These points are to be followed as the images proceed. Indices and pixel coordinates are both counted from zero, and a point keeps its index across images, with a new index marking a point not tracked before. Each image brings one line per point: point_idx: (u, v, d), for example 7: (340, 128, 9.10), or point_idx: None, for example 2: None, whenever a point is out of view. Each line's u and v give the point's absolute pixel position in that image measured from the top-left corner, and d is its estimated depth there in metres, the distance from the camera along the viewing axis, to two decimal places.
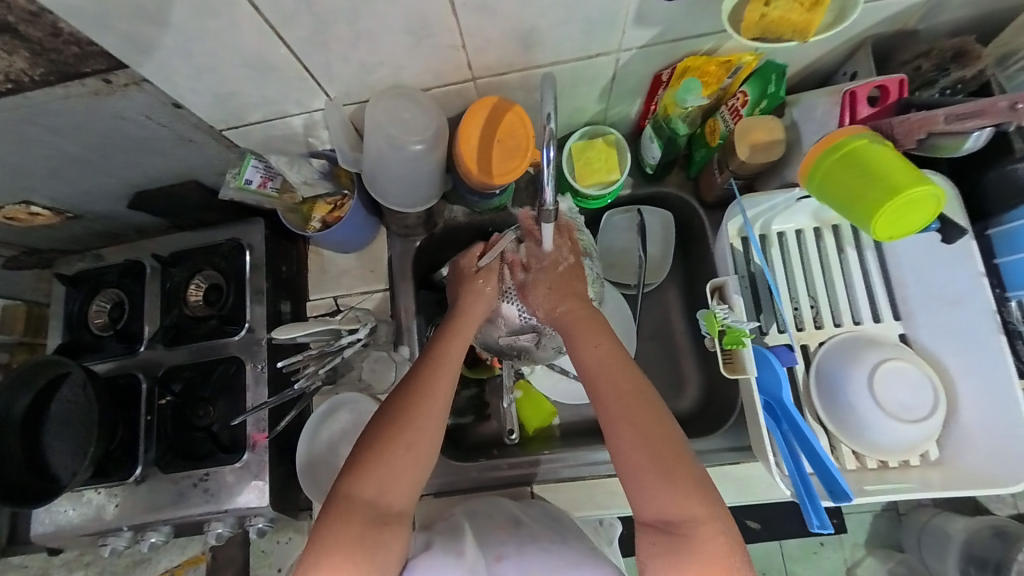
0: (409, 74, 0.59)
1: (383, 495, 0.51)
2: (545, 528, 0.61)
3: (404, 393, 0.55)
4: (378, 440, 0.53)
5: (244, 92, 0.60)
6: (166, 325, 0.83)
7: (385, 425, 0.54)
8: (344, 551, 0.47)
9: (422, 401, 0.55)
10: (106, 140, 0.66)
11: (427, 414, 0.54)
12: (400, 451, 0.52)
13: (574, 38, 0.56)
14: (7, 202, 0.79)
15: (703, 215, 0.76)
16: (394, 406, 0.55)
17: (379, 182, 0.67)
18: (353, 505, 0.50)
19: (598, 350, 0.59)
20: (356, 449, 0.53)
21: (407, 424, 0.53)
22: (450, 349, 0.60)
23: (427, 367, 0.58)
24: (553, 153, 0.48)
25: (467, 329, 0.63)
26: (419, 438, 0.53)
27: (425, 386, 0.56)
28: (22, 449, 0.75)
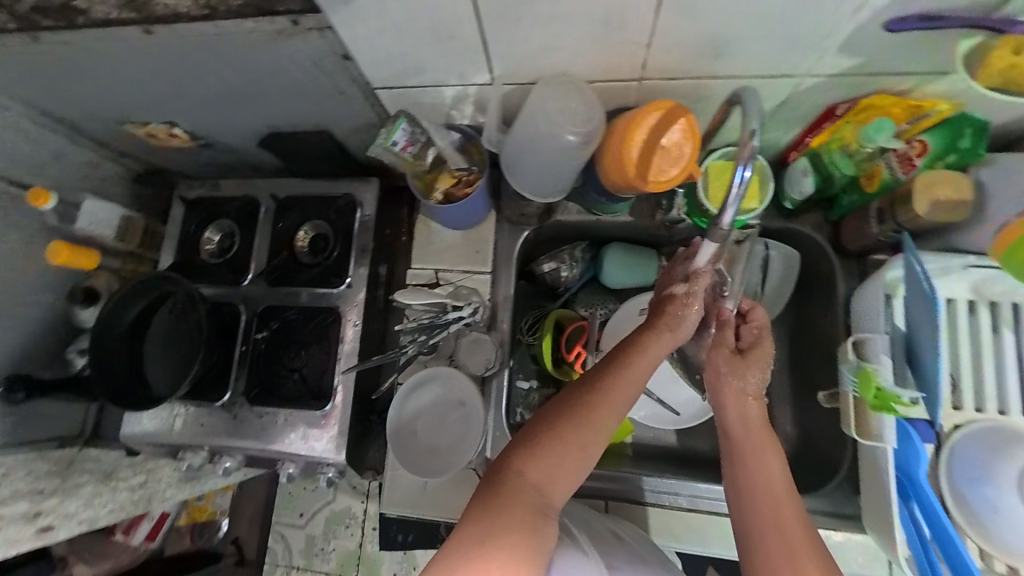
0: (581, 64, 0.58)
1: (549, 485, 0.49)
2: (650, 553, 0.57)
3: (586, 388, 0.54)
4: (556, 428, 0.51)
5: (416, 55, 0.60)
6: (273, 265, 0.86)
7: (563, 415, 0.52)
8: (509, 535, 0.46)
9: (604, 400, 0.53)
10: (268, 78, 0.68)
11: (606, 416, 0.52)
12: (573, 447, 0.51)
13: (767, 55, 0.53)
14: (155, 120, 0.84)
15: (837, 262, 0.71)
16: (574, 398, 0.53)
17: (518, 166, 0.66)
18: (523, 488, 0.48)
19: (766, 464, 0.54)
20: (530, 430, 0.52)
21: (586, 420, 0.52)
22: (638, 357, 0.56)
23: (614, 368, 0.55)
24: (749, 172, 0.46)
25: (659, 343, 0.58)
26: (592, 441, 0.51)
27: (611, 389, 0.54)
28: (127, 356, 0.80)
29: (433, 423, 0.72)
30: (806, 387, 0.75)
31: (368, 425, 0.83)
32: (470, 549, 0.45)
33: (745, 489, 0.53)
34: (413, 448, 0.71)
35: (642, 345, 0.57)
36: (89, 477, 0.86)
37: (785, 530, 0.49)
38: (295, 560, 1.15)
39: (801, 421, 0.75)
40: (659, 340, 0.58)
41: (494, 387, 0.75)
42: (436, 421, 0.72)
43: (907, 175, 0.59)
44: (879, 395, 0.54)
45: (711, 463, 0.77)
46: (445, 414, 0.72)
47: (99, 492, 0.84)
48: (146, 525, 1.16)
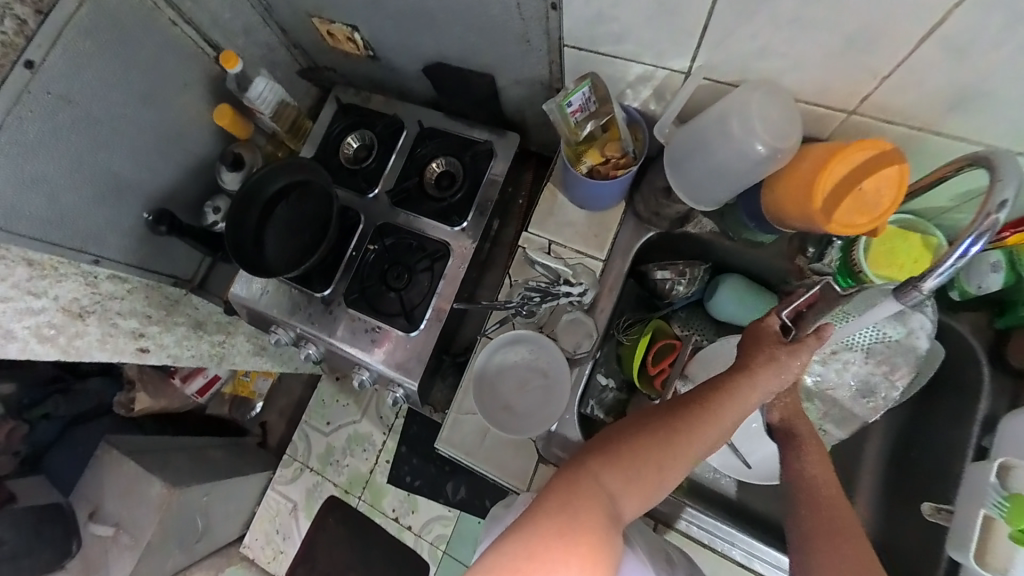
0: (795, 78, 0.54)
1: (623, 499, 0.45)
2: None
3: (674, 413, 0.49)
4: (638, 442, 0.47)
5: (625, 22, 0.59)
6: (401, 187, 0.89)
7: (646, 431, 0.48)
8: (576, 533, 0.41)
9: (693, 434, 0.48)
10: (468, 7, 0.70)
11: (691, 448, 0.47)
12: (654, 466, 0.46)
13: (1019, 126, 0.48)
14: (342, 21, 0.88)
15: (988, 372, 0.64)
16: (659, 419, 0.49)
17: (687, 163, 0.63)
18: (595, 489, 0.44)
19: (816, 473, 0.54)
20: (607, 436, 0.49)
21: (670, 445, 0.47)
22: (731, 404, 0.50)
23: (708, 403, 0.50)
24: (976, 245, 0.46)
25: (751, 391, 0.51)
26: (668, 468, 0.47)
27: (702, 418, 0.48)
28: (256, 224, 0.88)
29: (513, 383, 0.73)
30: (902, 489, 0.69)
31: (440, 363, 0.86)
32: (536, 541, 0.41)
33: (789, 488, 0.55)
34: (491, 405, 0.72)
35: (739, 390, 0.51)
36: None
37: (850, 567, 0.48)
38: (311, 462, 1.22)
39: (878, 520, 0.70)
40: (756, 388, 0.52)
41: (576, 371, 0.74)
42: (517, 382, 0.73)
43: None
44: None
45: (764, 524, 0.74)
46: (526, 379, 0.73)
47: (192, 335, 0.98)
48: (202, 380, 1.27)
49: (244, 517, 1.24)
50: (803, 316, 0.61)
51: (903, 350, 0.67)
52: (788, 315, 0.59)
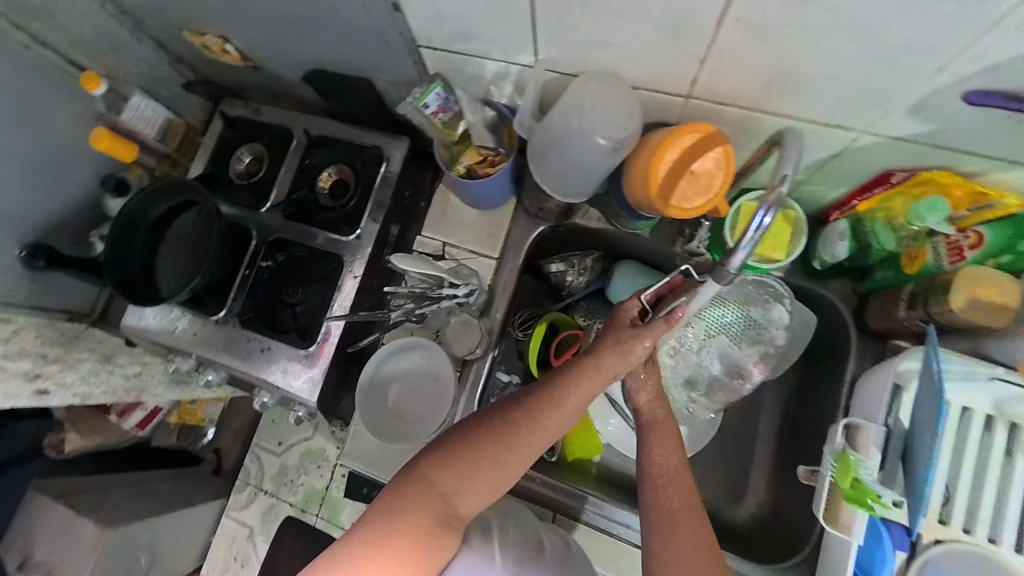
0: (629, 67, 0.55)
1: (455, 495, 0.49)
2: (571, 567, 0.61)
3: (513, 410, 0.51)
4: (472, 445, 0.50)
5: (464, 21, 0.58)
6: (291, 200, 0.86)
7: (481, 431, 0.51)
8: (404, 534, 0.47)
9: (529, 431, 0.51)
10: (319, 11, 0.67)
11: (526, 445, 0.51)
12: (488, 467, 0.50)
13: (831, 102, 0.48)
14: (210, 31, 0.83)
15: (856, 339, 0.66)
16: (498, 416, 0.51)
17: (545, 159, 0.63)
18: (427, 493, 0.49)
19: (665, 452, 0.56)
20: (448, 435, 0.52)
21: (502, 445, 0.50)
22: (572, 394, 0.52)
23: (547, 396, 0.52)
24: (768, 218, 0.44)
25: (597, 378, 0.53)
26: (502, 466, 0.50)
27: (537, 416, 0.51)
28: (141, 250, 0.83)
29: (407, 388, 0.75)
30: (791, 458, 0.71)
31: (346, 376, 0.85)
32: (363, 549, 0.46)
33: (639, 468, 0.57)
34: (378, 411, 0.74)
35: (581, 377, 0.53)
36: (89, 355, 0.92)
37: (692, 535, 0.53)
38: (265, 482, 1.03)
39: (773, 489, 0.72)
40: (599, 375, 0.53)
41: (473, 371, 0.77)
42: (410, 387, 0.75)
43: (951, 265, 0.54)
44: (855, 485, 0.52)
45: None
46: (418, 385, 0.75)
47: (98, 371, 0.90)
48: (140, 414, 1.16)
49: (196, 549, 1.09)
50: (664, 299, 0.59)
51: (759, 338, 0.71)
52: (647, 299, 0.58)
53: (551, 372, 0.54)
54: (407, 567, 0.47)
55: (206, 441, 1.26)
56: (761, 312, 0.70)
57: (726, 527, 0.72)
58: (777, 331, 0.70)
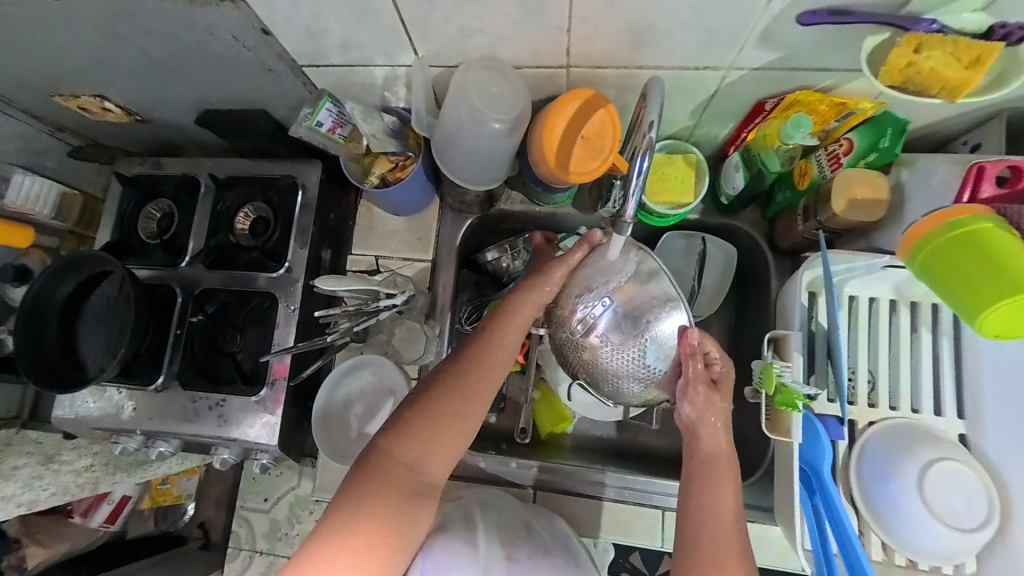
0: (505, 48, 0.56)
1: (421, 459, 0.52)
2: (554, 546, 0.64)
3: (457, 365, 0.57)
4: (425, 407, 0.54)
5: (338, 31, 0.58)
6: (210, 247, 0.83)
7: (431, 397, 0.55)
8: (377, 507, 0.50)
9: (478, 377, 0.56)
10: (187, 51, 0.64)
11: (474, 395, 0.56)
12: (445, 425, 0.54)
13: (690, 47, 0.52)
14: (82, 92, 0.75)
15: (771, 261, 0.72)
16: (444, 376, 0.56)
17: (448, 152, 0.64)
18: (393, 464, 0.51)
19: (717, 514, 0.53)
20: (404, 409, 0.55)
21: (453, 401, 0.55)
22: (506, 335, 0.59)
23: (483, 348, 0.58)
24: (647, 164, 0.47)
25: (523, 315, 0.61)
26: (458, 421, 0.54)
27: (481, 364, 0.57)
28: (58, 333, 0.78)
29: (367, 408, 0.76)
30: (740, 384, 0.76)
31: (306, 412, 0.84)
32: (338, 534, 0.48)
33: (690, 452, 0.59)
34: (341, 436, 0.76)
35: (507, 321, 0.60)
36: (26, 459, 0.85)
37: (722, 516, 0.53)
38: (258, 543, 0.99)
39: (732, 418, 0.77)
40: (525, 316, 0.61)
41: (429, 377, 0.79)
42: (369, 406, 0.77)
43: (833, 174, 0.60)
44: (783, 390, 0.57)
45: (645, 455, 0.81)
46: (378, 401, 0.77)
47: (40, 474, 0.84)
48: (107, 507, 1.08)
49: None
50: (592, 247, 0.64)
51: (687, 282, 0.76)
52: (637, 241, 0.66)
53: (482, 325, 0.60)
54: (384, 539, 0.49)
55: (188, 518, 1.21)
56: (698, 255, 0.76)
57: None
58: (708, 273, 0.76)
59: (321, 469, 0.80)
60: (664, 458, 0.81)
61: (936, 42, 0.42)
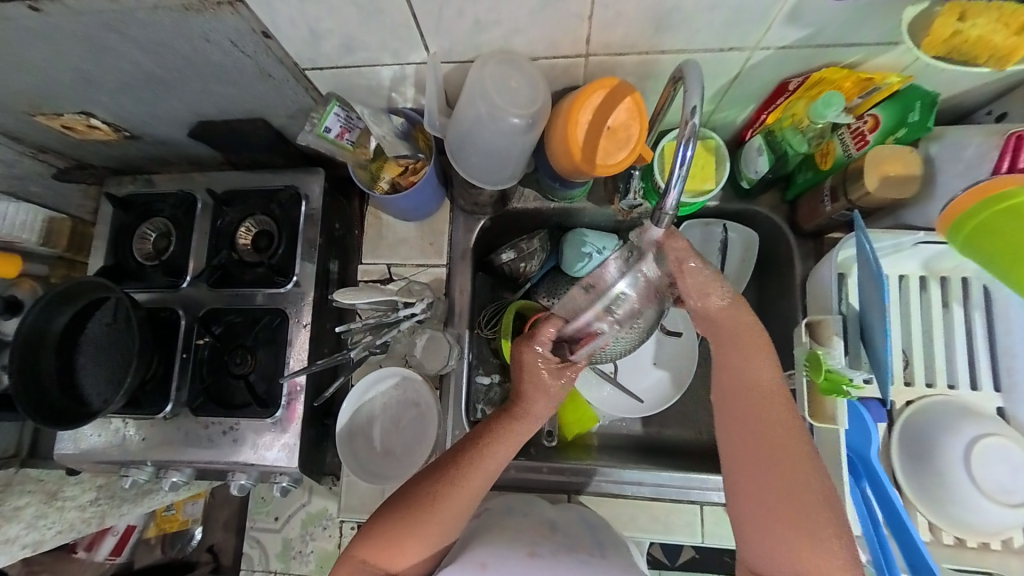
0: (522, 39, 0.54)
1: (387, 560, 0.51)
2: (580, 540, 0.60)
3: (438, 468, 0.54)
4: (398, 512, 0.52)
5: (344, 30, 0.55)
6: (212, 266, 0.79)
7: (401, 506, 0.52)
8: None
9: (455, 488, 0.52)
10: (182, 62, 0.60)
11: (448, 505, 0.52)
12: (413, 533, 0.51)
13: (716, 28, 0.50)
14: (66, 110, 0.71)
15: (793, 244, 0.71)
16: (425, 478, 0.54)
17: (465, 151, 0.62)
18: (359, 560, 0.52)
19: (775, 465, 0.50)
20: (385, 507, 0.54)
21: (421, 515, 0.51)
22: (492, 448, 0.54)
23: (464, 458, 0.54)
24: (690, 152, 0.44)
25: (519, 424, 0.56)
26: (425, 536, 0.51)
27: (462, 473, 0.53)
28: (57, 368, 0.73)
29: (391, 422, 0.74)
30: None
31: (324, 430, 0.81)
32: None
33: (725, 389, 0.55)
34: (366, 452, 0.73)
35: (500, 432, 0.55)
36: (29, 498, 0.81)
37: (786, 476, 0.50)
38: (272, 564, 0.95)
39: None
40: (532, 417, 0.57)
41: (451, 385, 0.77)
42: (392, 420, 0.74)
43: (858, 152, 0.59)
44: (829, 376, 0.55)
45: (673, 448, 0.79)
46: (401, 413, 0.74)
47: (44, 513, 0.81)
48: (111, 539, 1.07)
49: None
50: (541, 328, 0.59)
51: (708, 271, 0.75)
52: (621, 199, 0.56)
53: (475, 431, 0.56)
54: None
55: (196, 544, 1.12)
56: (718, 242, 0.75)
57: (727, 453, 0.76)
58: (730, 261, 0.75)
59: (345, 487, 0.77)
60: (693, 450, 0.79)
61: (979, 10, 0.41)
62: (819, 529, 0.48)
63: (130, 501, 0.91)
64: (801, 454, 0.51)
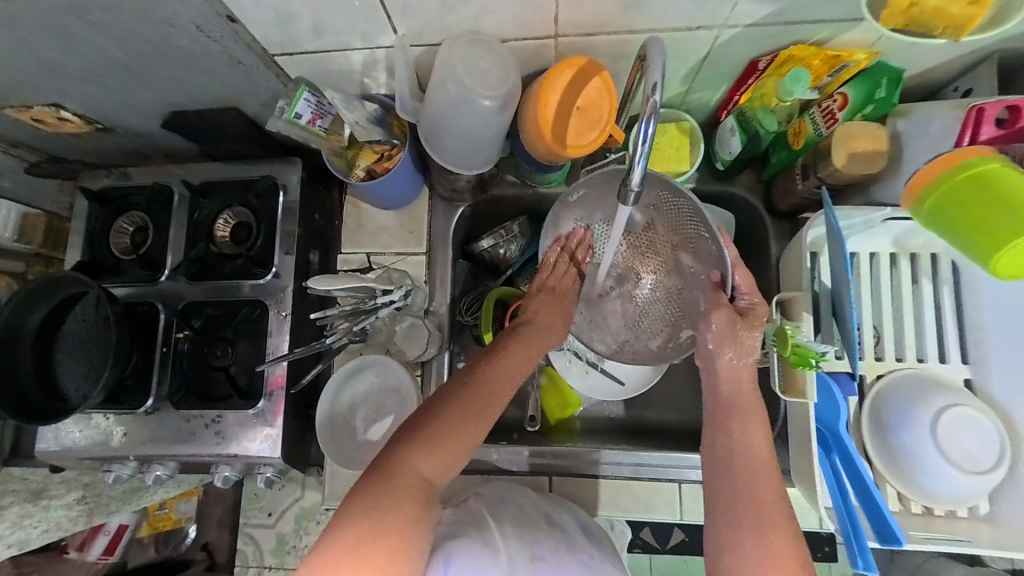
0: (490, 20, 0.54)
1: (436, 465, 0.52)
2: (580, 537, 0.62)
3: (476, 370, 0.60)
4: (449, 405, 0.55)
5: (310, 13, 0.55)
6: (191, 258, 0.78)
7: (439, 412, 0.55)
8: (391, 513, 0.47)
9: (495, 380, 0.59)
10: (149, 49, 0.59)
11: (493, 397, 0.58)
12: (465, 423, 0.54)
13: (682, 6, 0.50)
14: (35, 102, 0.69)
15: (769, 224, 0.71)
16: (464, 379, 0.59)
17: (438, 136, 0.61)
18: (409, 467, 0.50)
19: (764, 534, 0.51)
20: (428, 409, 0.55)
21: (461, 421, 0.54)
22: (517, 355, 0.63)
23: (495, 364, 0.61)
24: (652, 129, 0.44)
25: (536, 341, 0.66)
26: (463, 443, 0.54)
27: (501, 367, 0.61)
28: (34, 364, 0.72)
29: (373, 410, 0.74)
30: None
31: (308, 421, 0.81)
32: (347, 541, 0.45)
33: (719, 456, 0.57)
34: (347, 439, 0.73)
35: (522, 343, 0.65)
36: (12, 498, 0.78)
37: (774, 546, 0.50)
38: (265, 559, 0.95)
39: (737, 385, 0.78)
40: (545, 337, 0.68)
41: (434, 373, 0.78)
42: (375, 408, 0.75)
43: (829, 130, 0.59)
44: (797, 350, 0.56)
45: (655, 430, 0.80)
46: (384, 402, 0.75)
47: (28, 513, 0.79)
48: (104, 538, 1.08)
49: None
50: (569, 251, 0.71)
51: None
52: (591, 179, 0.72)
53: (498, 344, 0.64)
54: (391, 542, 0.46)
55: (191, 541, 1.09)
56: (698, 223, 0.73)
57: None
58: None
59: (331, 476, 0.77)
60: (675, 431, 0.80)
61: None
62: None
63: (118, 499, 0.91)
64: (789, 535, 0.51)
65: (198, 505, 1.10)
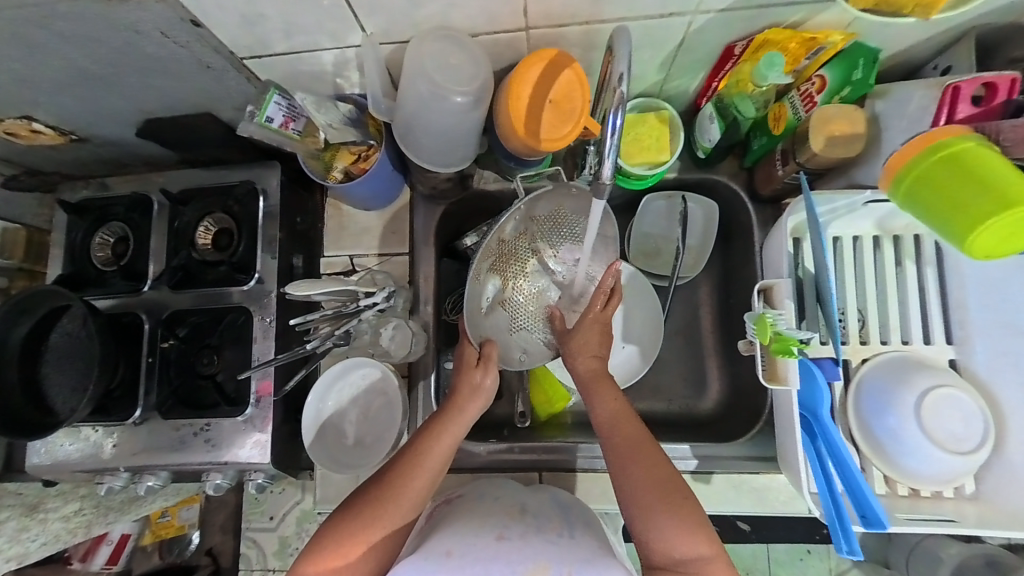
0: (459, 14, 0.53)
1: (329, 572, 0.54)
2: (553, 519, 0.62)
3: (385, 472, 0.59)
4: (351, 510, 0.57)
5: (276, 15, 0.54)
6: (173, 267, 0.78)
7: (349, 521, 0.56)
8: None
9: (399, 479, 0.57)
10: (115, 57, 0.58)
11: (391, 504, 0.56)
12: (357, 530, 0.55)
13: None
14: (6, 115, 0.68)
15: (753, 212, 0.71)
16: (374, 484, 0.58)
17: (414, 135, 0.61)
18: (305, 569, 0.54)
19: (637, 467, 0.55)
20: (335, 519, 0.57)
21: (366, 532, 0.55)
22: (432, 450, 0.59)
23: (405, 465, 0.58)
24: (620, 120, 0.43)
25: (455, 425, 0.60)
26: (376, 548, 0.55)
27: (410, 466, 0.58)
28: (18, 378, 0.71)
29: (357, 412, 0.75)
30: (734, 339, 0.76)
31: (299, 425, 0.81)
32: None
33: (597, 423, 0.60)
34: (338, 446, 0.73)
35: (438, 432, 0.59)
36: (8, 512, 0.79)
37: (647, 471, 0.55)
38: (267, 563, 0.96)
39: (726, 371, 0.78)
40: (464, 411, 0.61)
41: (420, 373, 0.78)
42: (360, 411, 0.75)
43: (808, 114, 0.59)
44: (778, 338, 0.56)
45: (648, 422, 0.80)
46: (365, 404, 0.75)
47: (25, 526, 0.79)
48: (106, 548, 1.09)
49: None
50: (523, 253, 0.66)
51: (666, 242, 0.77)
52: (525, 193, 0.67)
53: (416, 436, 0.61)
54: None
55: (195, 547, 1.08)
56: (679, 211, 0.76)
57: (698, 422, 0.77)
58: (691, 230, 0.76)
59: (323, 480, 0.77)
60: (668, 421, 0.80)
61: None
62: (685, 512, 0.53)
63: (116, 509, 0.91)
64: (657, 466, 0.55)
65: (200, 511, 1.10)
